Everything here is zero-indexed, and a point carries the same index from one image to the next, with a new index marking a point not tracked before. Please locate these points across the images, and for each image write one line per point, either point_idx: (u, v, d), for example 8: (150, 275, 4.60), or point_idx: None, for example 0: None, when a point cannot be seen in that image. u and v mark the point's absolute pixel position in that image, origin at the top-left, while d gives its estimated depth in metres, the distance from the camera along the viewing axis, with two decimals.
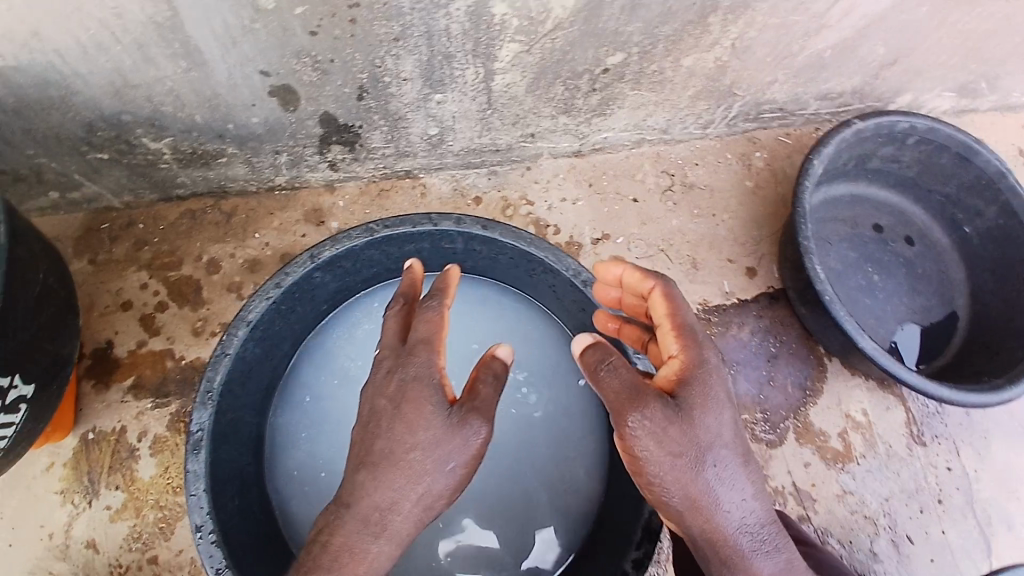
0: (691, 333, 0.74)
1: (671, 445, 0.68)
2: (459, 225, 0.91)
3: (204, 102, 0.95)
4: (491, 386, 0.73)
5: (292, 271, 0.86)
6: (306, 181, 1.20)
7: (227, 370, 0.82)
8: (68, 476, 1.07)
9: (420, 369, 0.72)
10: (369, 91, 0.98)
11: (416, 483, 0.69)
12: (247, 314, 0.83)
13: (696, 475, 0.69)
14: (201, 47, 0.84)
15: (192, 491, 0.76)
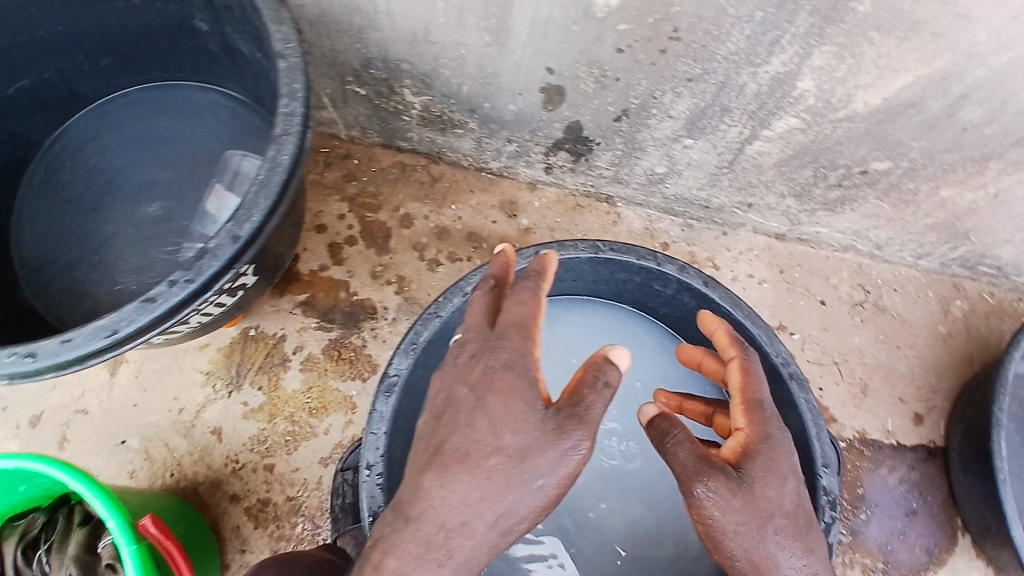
0: (761, 409, 0.68)
1: (737, 514, 0.62)
2: (681, 273, 0.86)
3: (479, 77, 1.00)
4: (602, 398, 0.63)
5: (515, 261, 0.86)
6: (515, 173, 1.22)
7: (432, 330, 0.83)
8: (218, 360, 1.12)
9: (513, 355, 0.63)
10: (631, 115, 0.99)
11: (499, 497, 0.60)
12: (466, 286, 0.85)
13: (758, 543, 0.63)
14: (513, 28, 0.88)
15: (372, 430, 0.79)
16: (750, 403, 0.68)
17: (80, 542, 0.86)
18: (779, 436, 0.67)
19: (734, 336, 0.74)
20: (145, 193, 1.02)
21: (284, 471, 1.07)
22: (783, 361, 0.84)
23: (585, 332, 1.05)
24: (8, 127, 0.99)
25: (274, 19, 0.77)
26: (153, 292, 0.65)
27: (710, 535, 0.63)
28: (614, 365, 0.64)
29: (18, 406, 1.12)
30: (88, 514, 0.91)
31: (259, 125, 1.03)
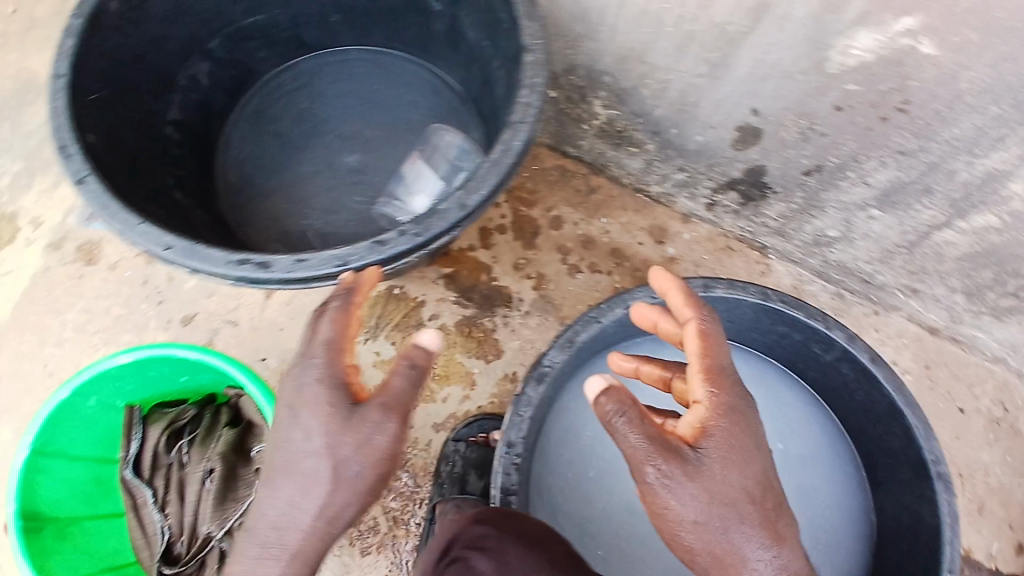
0: (722, 376, 0.65)
1: (695, 500, 0.60)
2: (850, 342, 0.88)
3: (677, 103, 1.03)
4: (401, 383, 0.65)
5: (679, 287, 0.89)
6: (673, 202, 1.24)
7: (589, 332, 0.89)
8: (362, 308, 1.23)
9: (324, 371, 0.65)
10: (823, 173, 0.99)
11: (322, 491, 0.62)
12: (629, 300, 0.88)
13: (720, 532, 0.60)
14: (734, 65, 0.90)
15: (518, 412, 0.85)
16: (706, 376, 0.64)
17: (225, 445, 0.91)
18: (743, 410, 0.64)
19: (691, 297, 0.70)
20: (342, 145, 1.09)
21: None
22: (934, 459, 0.83)
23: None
24: (239, 56, 1.07)
25: (524, 13, 0.82)
26: (384, 236, 0.72)
27: (667, 523, 0.61)
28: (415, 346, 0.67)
29: (177, 303, 1.22)
30: (233, 417, 0.95)
31: (459, 105, 1.10)
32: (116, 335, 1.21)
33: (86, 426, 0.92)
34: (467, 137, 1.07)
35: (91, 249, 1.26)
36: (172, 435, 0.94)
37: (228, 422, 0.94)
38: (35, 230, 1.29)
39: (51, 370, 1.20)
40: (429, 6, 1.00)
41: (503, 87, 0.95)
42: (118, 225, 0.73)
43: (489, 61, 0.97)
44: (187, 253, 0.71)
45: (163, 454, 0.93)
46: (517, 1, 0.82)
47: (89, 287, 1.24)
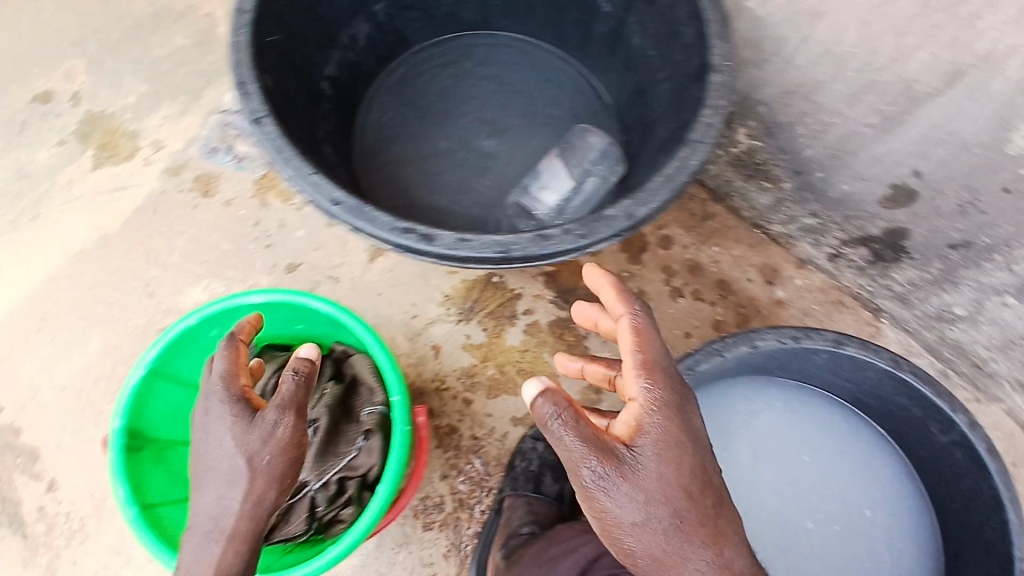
0: (656, 372, 0.66)
1: (627, 496, 0.62)
2: (971, 429, 0.85)
3: (830, 147, 1.02)
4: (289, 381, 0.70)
5: (812, 338, 0.92)
6: (792, 245, 1.22)
7: (710, 363, 0.90)
8: (458, 289, 1.24)
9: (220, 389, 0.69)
10: (969, 249, 0.97)
11: (241, 484, 0.64)
12: (758, 340, 0.91)
13: (651, 526, 0.62)
14: (908, 121, 0.88)
15: None
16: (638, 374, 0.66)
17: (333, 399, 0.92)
18: (680, 403, 0.66)
19: (627, 295, 0.72)
20: (480, 128, 1.08)
21: (477, 410, 1.18)
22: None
23: (824, 432, 1.09)
24: (397, 24, 1.06)
25: (715, 33, 0.78)
26: (549, 231, 0.71)
27: (607, 525, 0.63)
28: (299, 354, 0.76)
29: (284, 249, 1.25)
30: (336, 371, 0.95)
31: (602, 110, 1.07)
32: (221, 270, 1.23)
33: (199, 354, 0.91)
34: (615, 143, 1.03)
35: (208, 181, 1.27)
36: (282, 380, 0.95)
37: (336, 378, 0.95)
38: (156, 152, 1.28)
39: (151, 291, 1.21)
40: (597, 6, 0.98)
41: (664, 101, 0.92)
42: (289, 172, 0.73)
43: (653, 72, 0.94)
44: (355, 214, 0.72)
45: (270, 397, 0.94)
46: (709, 19, 0.79)
47: (201, 218, 1.25)
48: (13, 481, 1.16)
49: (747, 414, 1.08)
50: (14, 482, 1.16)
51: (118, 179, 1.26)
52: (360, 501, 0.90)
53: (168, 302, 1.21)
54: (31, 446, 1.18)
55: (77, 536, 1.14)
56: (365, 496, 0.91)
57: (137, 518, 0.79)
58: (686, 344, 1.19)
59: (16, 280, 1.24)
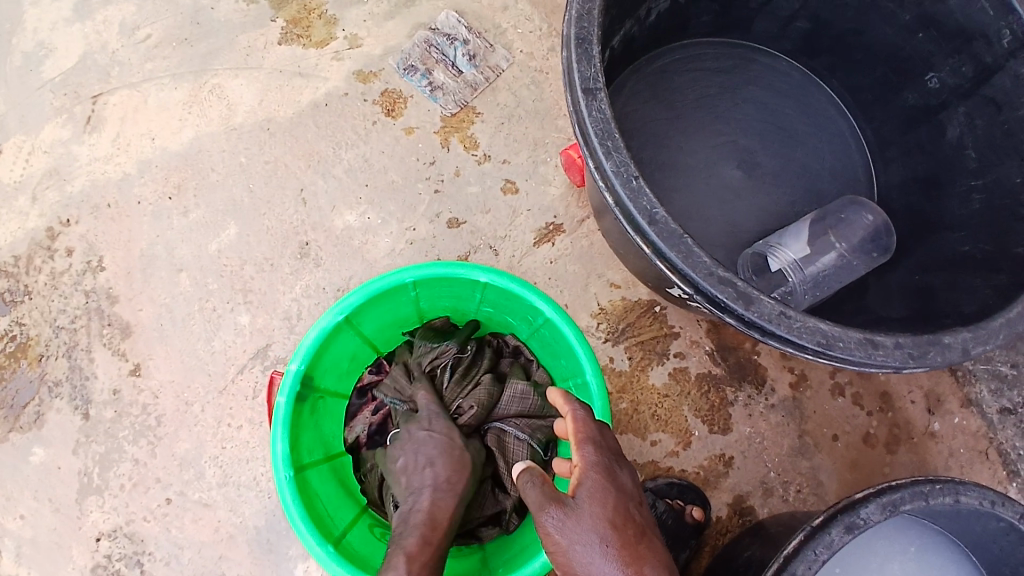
0: (585, 432, 0.66)
1: (564, 530, 0.59)
2: None
3: None
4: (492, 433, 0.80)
5: (1007, 510, 0.83)
6: (969, 381, 1.13)
7: (911, 507, 0.80)
8: (616, 306, 1.12)
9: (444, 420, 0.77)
10: None
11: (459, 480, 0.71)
12: (963, 495, 0.81)
13: (584, 553, 0.58)
14: None
15: (812, 549, 0.76)
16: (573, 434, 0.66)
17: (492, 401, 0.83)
18: (612, 461, 0.65)
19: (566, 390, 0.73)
20: (727, 156, 1.00)
21: None
22: None
23: None
24: (691, 12, 0.95)
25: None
26: (879, 339, 0.61)
27: (556, 564, 0.59)
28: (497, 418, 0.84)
29: (452, 201, 1.14)
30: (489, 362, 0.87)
31: (862, 190, 1.00)
32: (382, 201, 1.13)
33: (387, 309, 0.82)
34: (893, 229, 0.94)
35: (396, 100, 1.17)
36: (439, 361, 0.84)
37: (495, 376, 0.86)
38: (349, 49, 1.18)
39: (305, 198, 1.13)
40: (924, 77, 0.88)
41: (967, 212, 0.83)
42: (610, 167, 0.64)
43: (963, 175, 0.85)
44: (670, 240, 0.62)
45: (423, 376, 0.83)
46: None
47: (377, 137, 1.16)
48: (94, 350, 1.06)
49: (881, 557, 0.98)
50: (93, 353, 1.06)
51: (301, 63, 1.18)
52: (505, 524, 0.84)
53: (318, 218, 1.12)
54: (124, 318, 1.08)
55: (148, 433, 1.04)
56: (510, 521, 0.84)
57: (288, 481, 0.70)
58: (831, 448, 1.11)
59: (153, 133, 1.14)
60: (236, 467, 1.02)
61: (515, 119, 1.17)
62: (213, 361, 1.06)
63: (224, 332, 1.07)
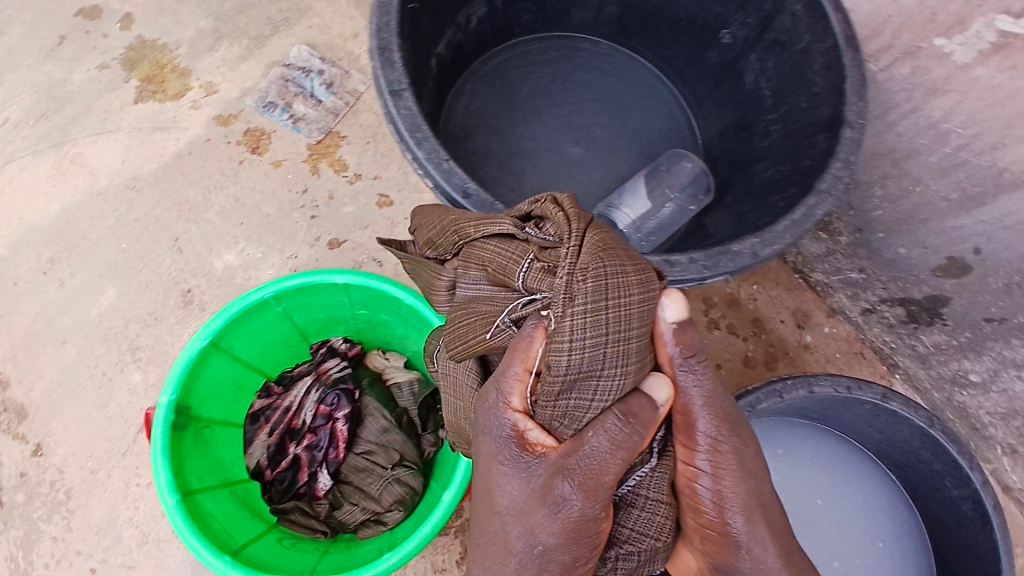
0: None
1: (741, 460, 0.60)
2: (982, 485, 0.88)
3: (898, 216, 1.07)
4: (604, 443, 0.53)
5: (860, 391, 0.91)
6: (827, 295, 1.26)
7: (767, 403, 0.89)
8: None
9: (545, 418, 0.54)
10: (1004, 327, 1.02)
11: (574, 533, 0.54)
12: (816, 386, 0.90)
13: (751, 486, 0.61)
14: (979, 210, 0.94)
15: None
16: None
17: (601, 358, 0.53)
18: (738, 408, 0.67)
19: None
20: (568, 134, 1.09)
21: None
22: None
23: (831, 470, 1.08)
24: (511, 12, 1.06)
25: (851, 90, 0.80)
26: (674, 257, 0.69)
27: (722, 489, 0.60)
28: (652, 400, 0.56)
29: (330, 223, 1.18)
30: (602, 254, 0.54)
31: (689, 143, 1.11)
32: (260, 235, 1.17)
33: (255, 329, 0.87)
34: (708, 170, 1.05)
35: (259, 136, 1.21)
36: (527, 265, 0.58)
37: (611, 278, 0.53)
38: (207, 96, 1.23)
39: (181, 246, 1.15)
40: (719, 35, 1.00)
41: (770, 141, 0.95)
42: (422, 155, 0.71)
43: (763, 113, 0.97)
44: (484, 209, 0.69)
45: (512, 288, 0.60)
46: (847, 76, 0.80)
47: (246, 175, 1.20)
48: None
49: None
50: None
51: (160, 117, 1.22)
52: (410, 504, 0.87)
53: (197, 263, 1.15)
54: (19, 400, 1.08)
55: (61, 509, 1.03)
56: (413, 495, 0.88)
57: (176, 506, 0.74)
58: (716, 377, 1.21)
59: (20, 213, 1.17)
60: (152, 523, 1.02)
61: (379, 137, 1.23)
62: (112, 425, 1.06)
63: (118, 395, 1.08)
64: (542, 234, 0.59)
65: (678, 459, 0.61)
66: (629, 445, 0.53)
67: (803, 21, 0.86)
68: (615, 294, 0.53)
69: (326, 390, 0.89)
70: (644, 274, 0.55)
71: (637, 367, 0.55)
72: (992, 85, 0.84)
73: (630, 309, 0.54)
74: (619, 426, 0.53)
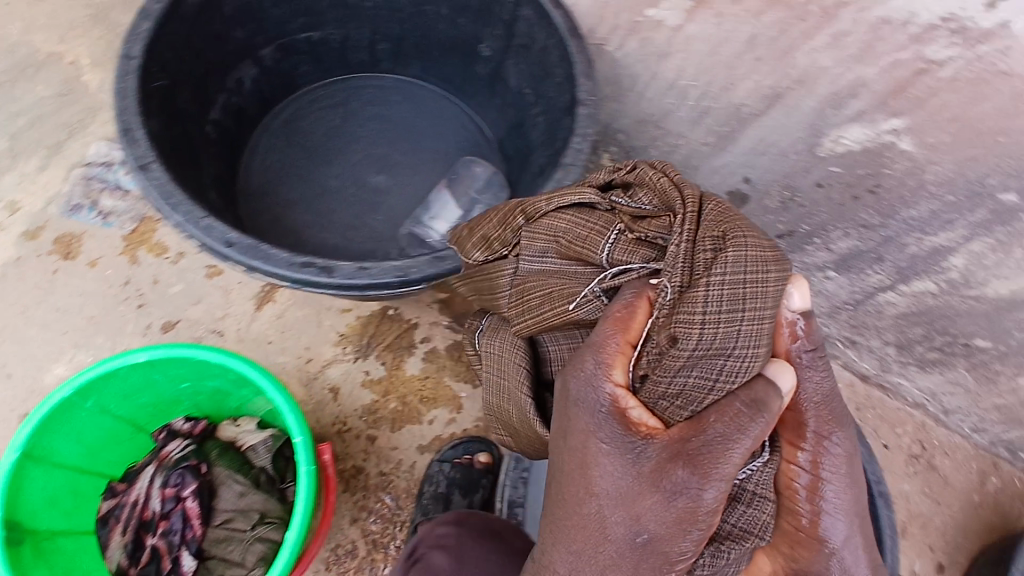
0: None
1: (847, 468, 0.65)
2: None
3: (679, 167, 1.17)
4: (724, 434, 0.53)
5: None
6: None
7: None
8: (354, 327, 1.18)
9: (655, 402, 0.56)
10: (793, 237, 1.16)
11: (682, 518, 0.54)
12: None
13: (851, 492, 0.65)
14: (736, 143, 1.06)
15: None
16: None
17: (733, 333, 0.53)
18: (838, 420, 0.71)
19: None
20: (370, 165, 1.13)
21: (379, 450, 1.12)
22: None
23: None
24: (286, 67, 1.11)
25: (580, 72, 0.89)
26: (443, 252, 0.76)
27: (825, 494, 0.64)
28: (777, 383, 0.56)
29: (158, 308, 1.16)
30: (730, 229, 0.56)
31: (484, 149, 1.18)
32: (87, 338, 1.14)
33: (77, 431, 0.89)
34: (498, 172, 1.12)
35: (69, 242, 1.19)
36: (614, 237, 0.62)
37: (747, 256, 0.54)
38: (10, 215, 1.20)
39: (8, 372, 1.11)
40: (478, 49, 1.09)
41: (539, 132, 1.03)
42: (180, 218, 0.73)
43: (529, 109, 1.05)
44: (250, 252, 0.72)
45: (593, 262, 0.64)
46: (575, 60, 0.90)
47: (63, 283, 1.16)
48: None
49: None
50: None
51: None
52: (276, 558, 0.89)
53: (30, 382, 1.11)
54: None
55: None
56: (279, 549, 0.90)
57: None
58: None
59: None
60: None
61: None
62: None
63: None
64: (633, 203, 0.63)
65: (782, 458, 0.65)
66: (751, 432, 0.53)
67: (534, 21, 0.95)
68: (750, 272, 0.53)
69: (169, 473, 0.91)
70: (783, 258, 0.55)
71: (764, 352, 0.55)
72: (707, 34, 0.94)
73: (765, 287, 0.54)
74: (745, 412, 0.53)
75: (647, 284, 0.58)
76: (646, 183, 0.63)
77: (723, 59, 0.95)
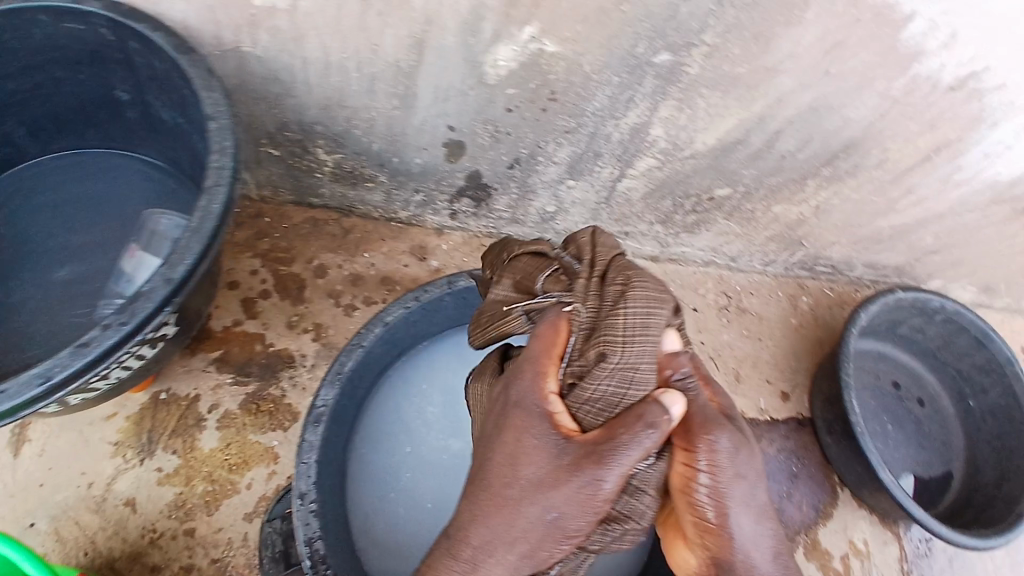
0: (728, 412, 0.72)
1: (743, 468, 0.67)
2: None
3: (388, 136, 1.13)
4: (633, 437, 0.60)
5: (429, 291, 0.97)
6: (423, 221, 1.34)
7: (355, 360, 0.93)
8: (126, 430, 1.09)
9: (575, 403, 0.65)
10: (522, 163, 1.16)
11: (585, 503, 0.60)
12: (386, 316, 0.95)
13: (746, 492, 0.67)
14: (419, 94, 1.02)
15: (303, 460, 0.87)
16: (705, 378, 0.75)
17: (641, 353, 0.64)
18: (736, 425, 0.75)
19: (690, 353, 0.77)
20: (57, 260, 1.03)
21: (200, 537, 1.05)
22: None
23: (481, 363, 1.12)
24: None
25: (201, 86, 0.82)
26: (86, 337, 0.69)
27: (719, 492, 0.66)
28: (669, 408, 0.62)
29: None
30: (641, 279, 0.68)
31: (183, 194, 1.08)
32: None
33: None
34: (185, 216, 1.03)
35: None
36: (550, 270, 0.73)
37: (650, 300, 0.66)
38: None
39: None
40: (116, 94, 0.98)
41: None
42: None
43: (193, 137, 0.96)
44: None
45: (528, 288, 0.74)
46: (192, 77, 0.82)
47: None
48: None
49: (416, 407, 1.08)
50: None
51: None
52: None
53: None
54: None
55: None
56: None
57: None
58: None
59: None
60: None
61: None
62: None
63: None
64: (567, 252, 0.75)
65: (678, 460, 0.69)
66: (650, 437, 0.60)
67: (143, 50, 0.87)
68: (653, 306, 0.65)
69: None
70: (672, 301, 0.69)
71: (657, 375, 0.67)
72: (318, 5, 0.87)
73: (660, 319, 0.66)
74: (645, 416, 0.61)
75: (568, 310, 0.68)
76: (579, 240, 0.75)
77: (353, 23, 0.90)
